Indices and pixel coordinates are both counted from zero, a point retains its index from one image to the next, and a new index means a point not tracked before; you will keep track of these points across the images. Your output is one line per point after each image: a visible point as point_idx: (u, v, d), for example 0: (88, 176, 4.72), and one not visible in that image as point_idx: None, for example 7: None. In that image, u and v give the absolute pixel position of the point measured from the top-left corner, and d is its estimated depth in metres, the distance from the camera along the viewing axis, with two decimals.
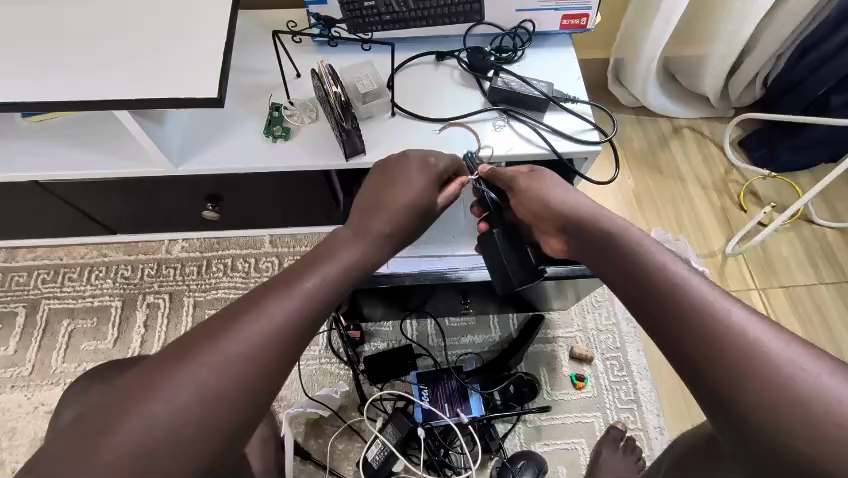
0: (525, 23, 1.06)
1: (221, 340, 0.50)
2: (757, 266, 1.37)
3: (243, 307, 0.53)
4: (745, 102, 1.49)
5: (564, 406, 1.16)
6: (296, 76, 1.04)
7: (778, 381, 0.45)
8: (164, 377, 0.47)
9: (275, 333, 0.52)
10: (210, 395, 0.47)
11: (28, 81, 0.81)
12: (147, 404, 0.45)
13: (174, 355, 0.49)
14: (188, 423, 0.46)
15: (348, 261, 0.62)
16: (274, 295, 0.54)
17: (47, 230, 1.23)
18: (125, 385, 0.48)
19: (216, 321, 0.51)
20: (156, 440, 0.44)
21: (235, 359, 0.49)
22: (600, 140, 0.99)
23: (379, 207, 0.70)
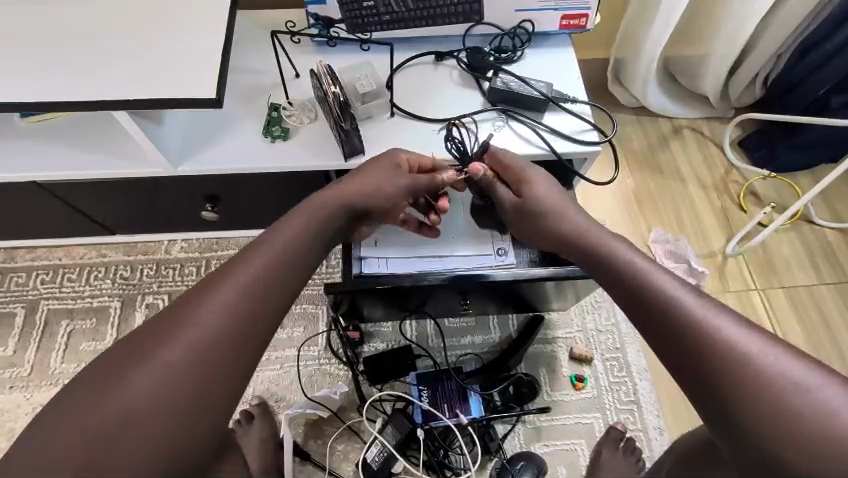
0: (524, 23, 1.06)
1: (187, 312, 0.56)
2: (758, 266, 1.37)
3: (199, 289, 0.59)
4: (745, 102, 1.49)
5: (564, 407, 1.16)
6: (295, 76, 1.04)
7: (770, 395, 0.48)
8: (138, 354, 0.53)
9: (233, 307, 0.58)
10: (180, 365, 0.53)
11: (26, 81, 0.81)
12: (125, 378, 0.52)
13: (147, 335, 0.55)
14: (163, 389, 0.52)
15: (304, 242, 0.68)
16: (228, 275, 0.60)
17: (45, 231, 1.23)
18: (104, 366, 0.54)
19: (178, 303, 0.58)
20: (134, 407, 0.50)
21: (198, 332, 0.55)
22: (600, 140, 0.99)
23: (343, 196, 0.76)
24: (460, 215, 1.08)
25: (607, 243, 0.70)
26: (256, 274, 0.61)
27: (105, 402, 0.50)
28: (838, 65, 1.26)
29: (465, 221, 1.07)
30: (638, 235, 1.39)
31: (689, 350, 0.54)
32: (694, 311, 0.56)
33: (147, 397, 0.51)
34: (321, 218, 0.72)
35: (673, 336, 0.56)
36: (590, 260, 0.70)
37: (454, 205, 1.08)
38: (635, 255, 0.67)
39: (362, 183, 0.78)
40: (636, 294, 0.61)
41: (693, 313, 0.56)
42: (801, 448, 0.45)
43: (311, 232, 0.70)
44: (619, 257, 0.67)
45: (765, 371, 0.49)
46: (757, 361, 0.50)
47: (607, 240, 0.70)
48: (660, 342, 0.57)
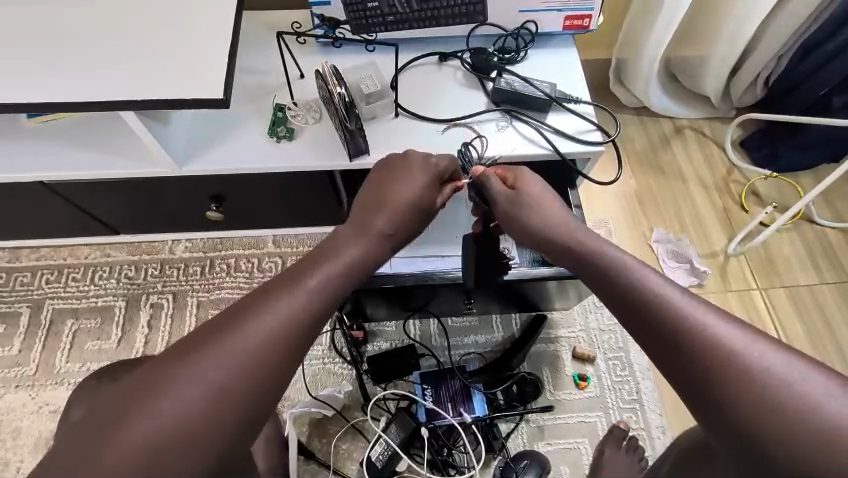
0: (528, 24, 1.06)
1: (230, 334, 0.51)
2: (759, 266, 1.37)
3: (243, 308, 0.54)
4: (746, 102, 1.49)
5: (567, 406, 1.16)
6: (299, 76, 1.04)
7: (759, 391, 0.47)
8: (175, 374, 0.48)
9: (278, 332, 0.53)
10: (220, 392, 0.48)
11: (34, 81, 0.82)
12: (160, 400, 0.46)
13: (186, 352, 0.50)
14: (201, 417, 0.47)
15: (351, 263, 0.64)
16: (279, 294, 0.55)
17: (50, 230, 1.23)
18: (136, 384, 0.48)
19: (222, 319, 0.53)
20: (166, 436, 0.45)
21: (244, 356, 0.50)
22: (603, 140, 0.99)
23: (386, 209, 0.71)
24: (464, 215, 1.08)
25: (595, 243, 0.70)
26: (308, 295, 0.57)
27: (134, 426, 0.45)
28: (839, 65, 1.27)
29: (469, 221, 1.07)
30: (641, 234, 1.39)
31: (678, 350, 0.54)
32: (680, 311, 0.56)
33: (184, 425, 0.46)
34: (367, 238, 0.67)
35: (663, 337, 0.56)
36: (578, 258, 0.70)
37: (457, 206, 1.09)
38: (623, 255, 0.67)
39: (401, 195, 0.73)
40: (625, 293, 0.61)
41: (682, 313, 0.56)
42: (791, 444, 0.45)
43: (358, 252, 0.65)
44: (604, 258, 0.67)
45: (753, 367, 0.49)
46: (744, 357, 0.50)
47: (596, 240, 0.71)
48: (651, 343, 0.57)
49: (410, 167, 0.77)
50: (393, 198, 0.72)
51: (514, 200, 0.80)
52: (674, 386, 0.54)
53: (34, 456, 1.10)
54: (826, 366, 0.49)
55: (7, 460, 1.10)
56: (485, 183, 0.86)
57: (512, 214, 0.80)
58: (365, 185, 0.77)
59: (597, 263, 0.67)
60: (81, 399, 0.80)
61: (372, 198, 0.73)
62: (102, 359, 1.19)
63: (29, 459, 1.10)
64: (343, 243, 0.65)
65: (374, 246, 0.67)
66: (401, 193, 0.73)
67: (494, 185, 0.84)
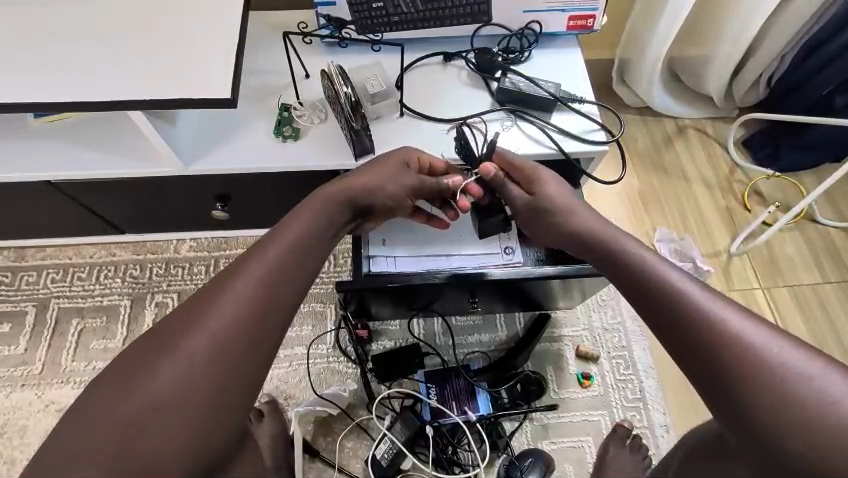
0: (532, 24, 1.07)
1: (198, 315, 0.56)
2: (762, 265, 1.37)
3: (208, 292, 0.59)
4: (749, 102, 1.49)
5: (571, 405, 1.17)
6: (305, 76, 1.04)
7: (779, 388, 0.49)
8: (158, 348, 0.54)
9: (244, 307, 0.58)
10: (199, 358, 0.54)
11: (43, 81, 0.82)
12: (147, 371, 0.53)
13: (164, 332, 0.56)
14: (186, 382, 0.53)
15: (315, 237, 0.70)
16: (243, 269, 0.61)
17: (56, 230, 1.24)
18: (121, 365, 0.54)
19: (191, 304, 0.58)
20: (154, 411, 0.51)
21: (215, 325, 0.56)
22: (607, 140, 1.00)
23: (349, 191, 0.77)
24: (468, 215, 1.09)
25: (615, 238, 0.71)
26: (271, 268, 0.62)
27: (129, 395, 0.51)
28: (843, 64, 1.27)
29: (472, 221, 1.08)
30: (644, 233, 1.40)
31: (695, 345, 0.55)
32: (702, 306, 0.57)
33: (171, 391, 0.52)
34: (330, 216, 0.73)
35: (681, 332, 0.57)
36: (600, 253, 0.71)
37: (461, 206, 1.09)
38: (641, 249, 0.68)
39: (366, 179, 0.79)
40: (648, 288, 0.63)
41: (703, 308, 0.56)
42: (807, 438, 0.46)
43: (322, 224, 0.72)
44: (624, 253, 0.69)
45: (769, 362, 0.50)
46: (760, 352, 0.51)
47: (616, 236, 0.72)
48: (671, 337, 0.58)
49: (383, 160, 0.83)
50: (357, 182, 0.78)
51: (532, 199, 0.81)
52: (691, 379, 0.55)
53: None
54: (836, 362, 0.50)
55: (13, 458, 1.11)
56: (500, 184, 0.85)
57: (534, 212, 0.81)
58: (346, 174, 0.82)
59: (620, 258, 0.68)
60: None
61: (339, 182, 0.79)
62: (108, 358, 1.20)
63: None
64: (311, 217, 0.71)
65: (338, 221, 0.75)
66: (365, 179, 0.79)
67: (513, 186, 0.85)
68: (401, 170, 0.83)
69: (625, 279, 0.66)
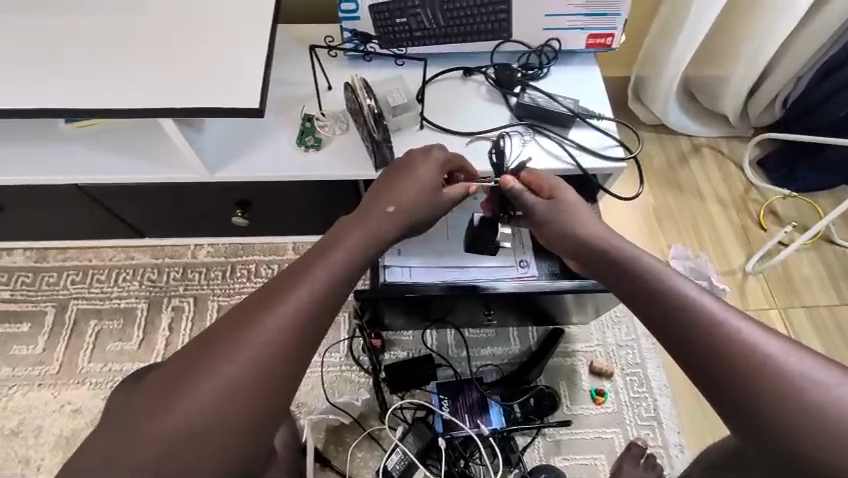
0: (551, 41, 1.09)
1: (239, 334, 0.54)
2: (778, 285, 1.36)
3: (249, 309, 0.57)
4: (764, 122, 1.50)
5: (584, 421, 1.16)
6: (328, 88, 1.07)
7: (798, 395, 0.49)
8: (192, 371, 0.52)
9: (285, 329, 0.56)
10: (235, 384, 0.51)
11: (79, 88, 0.85)
12: (180, 395, 0.50)
13: (199, 352, 0.53)
14: (219, 409, 0.50)
15: (358, 259, 0.66)
16: (283, 290, 0.58)
17: (79, 232, 1.26)
18: (156, 385, 0.52)
19: (233, 320, 0.56)
20: (187, 430, 0.49)
21: (253, 351, 0.53)
22: (624, 157, 1.01)
23: (385, 206, 0.74)
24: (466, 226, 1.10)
25: (627, 249, 0.71)
26: (314, 288, 0.59)
27: (162, 418, 0.49)
28: None
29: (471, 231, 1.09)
30: (657, 250, 1.40)
31: (708, 353, 0.55)
32: (717, 318, 0.57)
33: (204, 418, 0.50)
34: (372, 234, 0.69)
35: (693, 340, 0.57)
36: (608, 264, 0.71)
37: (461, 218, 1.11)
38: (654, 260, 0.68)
39: (410, 190, 0.77)
40: (659, 298, 0.62)
41: (717, 319, 0.57)
42: (824, 444, 0.46)
43: (364, 245, 0.68)
44: (633, 262, 0.69)
45: (786, 372, 0.50)
46: (774, 361, 0.51)
47: (627, 246, 0.71)
48: (684, 351, 0.57)
49: (415, 162, 0.81)
50: (399, 190, 0.76)
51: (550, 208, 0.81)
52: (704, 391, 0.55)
53: (56, 454, 1.12)
54: None
55: (27, 458, 1.11)
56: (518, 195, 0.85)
57: (546, 223, 0.81)
58: (381, 179, 0.80)
59: (639, 269, 0.67)
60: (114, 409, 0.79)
61: (377, 196, 0.75)
62: (123, 360, 1.21)
63: (49, 457, 1.12)
64: (352, 235, 0.68)
65: (380, 240, 0.70)
66: (405, 187, 0.77)
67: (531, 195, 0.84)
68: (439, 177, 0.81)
69: (632, 289, 0.66)
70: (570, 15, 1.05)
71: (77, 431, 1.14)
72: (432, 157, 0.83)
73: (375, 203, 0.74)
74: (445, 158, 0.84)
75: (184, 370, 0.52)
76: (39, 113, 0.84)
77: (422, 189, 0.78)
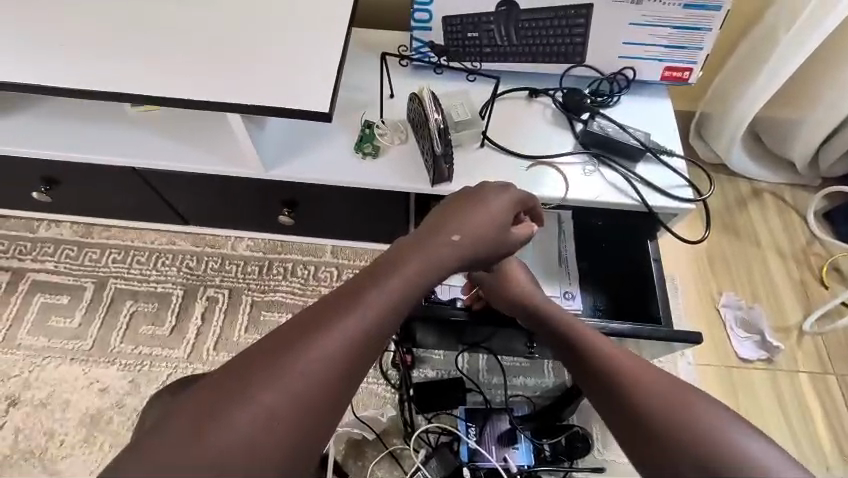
0: (626, 70, 1.05)
1: (290, 354, 0.51)
2: (836, 349, 1.28)
3: (302, 328, 0.53)
4: (834, 173, 1.41)
5: (615, 468, 1.10)
6: (390, 96, 1.05)
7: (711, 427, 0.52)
8: (237, 390, 0.48)
9: (338, 356, 0.52)
10: (278, 414, 0.48)
11: (150, 73, 0.86)
12: (220, 417, 0.47)
13: (247, 370, 0.50)
14: (259, 438, 0.47)
15: (412, 288, 0.62)
16: (335, 314, 0.55)
17: (126, 213, 1.27)
18: (194, 403, 0.48)
19: (283, 336, 0.53)
20: (228, 454, 0.45)
21: (300, 379, 0.50)
22: (694, 198, 0.96)
23: (450, 236, 0.70)
24: (555, 247, 1.10)
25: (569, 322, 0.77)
26: (372, 314, 0.56)
27: (199, 440, 0.45)
28: None
29: (558, 254, 1.09)
30: (707, 297, 1.32)
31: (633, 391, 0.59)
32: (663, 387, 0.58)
33: (245, 447, 0.46)
34: (429, 262, 0.65)
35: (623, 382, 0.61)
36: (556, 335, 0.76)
37: (549, 238, 1.11)
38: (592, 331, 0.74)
39: (473, 220, 0.73)
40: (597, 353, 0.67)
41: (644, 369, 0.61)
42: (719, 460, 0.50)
43: (421, 272, 0.64)
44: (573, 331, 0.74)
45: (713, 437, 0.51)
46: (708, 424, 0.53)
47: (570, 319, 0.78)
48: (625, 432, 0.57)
49: (485, 193, 0.78)
50: (467, 219, 0.73)
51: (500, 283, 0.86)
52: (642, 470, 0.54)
53: (80, 431, 1.12)
54: None
55: (51, 430, 1.12)
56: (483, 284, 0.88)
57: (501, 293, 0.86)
58: (444, 202, 0.77)
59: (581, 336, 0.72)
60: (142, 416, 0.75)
61: (442, 222, 0.72)
62: (154, 345, 1.21)
63: (72, 433, 1.12)
64: (409, 262, 0.64)
65: (437, 271, 0.66)
66: (473, 218, 0.74)
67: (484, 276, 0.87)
68: (507, 211, 0.78)
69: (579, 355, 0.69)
70: (650, 45, 1.01)
71: (102, 410, 1.14)
72: (506, 195, 0.79)
73: (438, 231, 0.70)
74: (518, 198, 0.80)
75: (230, 387, 0.49)
76: (112, 96, 0.85)
77: (492, 225, 0.75)
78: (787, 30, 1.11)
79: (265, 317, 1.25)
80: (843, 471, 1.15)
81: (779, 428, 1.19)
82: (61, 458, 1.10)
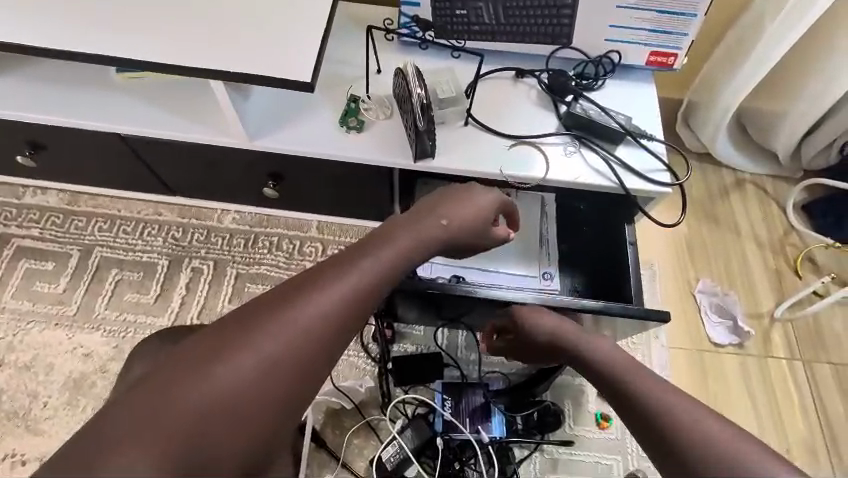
0: (611, 53, 1.05)
1: (281, 316, 0.53)
2: (805, 336, 1.31)
3: (294, 291, 0.55)
4: (816, 166, 1.43)
5: (584, 443, 1.15)
6: (377, 71, 1.05)
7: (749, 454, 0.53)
8: (227, 345, 0.50)
9: (328, 320, 0.54)
10: (267, 371, 0.50)
11: (134, 38, 0.85)
12: (210, 369, 0.48)
13: (238, 327, 0.51)
14: (247, 392, 0.49)
15: (401, 262, 0.63)
16: (327, 281, 0.56)
17: (112, 181, 1.28)
18: (186, 355, 0.50)
19: (275, 299, 0.54)
20: (218, 405, 0.47)
21: (290, 339, 0.52)
22: (671, 183, 0.98)
23: (439, 218, 0.71)
24: (536, 228, 1.13)
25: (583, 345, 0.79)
26: (361, 284, 0.58)
27: (190, 389, 0.47)
28: None
29: (538, 234, 1.12)
30: (684, 283, 1.35)
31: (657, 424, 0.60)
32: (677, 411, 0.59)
33: (234, 399, 0.48)
34: (420, 238, 0.67)
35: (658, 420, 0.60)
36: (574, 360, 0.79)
37: (531, 219, 1.14)
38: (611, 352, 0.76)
39: (464, 207, 0.75)
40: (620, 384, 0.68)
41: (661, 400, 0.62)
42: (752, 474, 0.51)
43: (412, 247, 0.66)
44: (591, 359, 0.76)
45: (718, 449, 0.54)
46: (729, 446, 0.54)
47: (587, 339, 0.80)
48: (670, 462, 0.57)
49: (473, 186, 0.79)
50: (456, 205, 0.74)
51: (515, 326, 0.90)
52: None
53: (64, 393, 1.14)
54: None
55: (35, 392, 1.14)
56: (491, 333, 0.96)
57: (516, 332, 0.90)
58: (436, 192, 0.78)
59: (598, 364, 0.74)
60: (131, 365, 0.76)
61: (433, 205, 0.73)
62: (138, 313, 1.23)
63: (56, 395, 1.14)
64: (401, 236, 0.65)
65: (426, 248, 0.68)
66: (462, 203, 0.75)
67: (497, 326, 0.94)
68: (493, 205, 0.79)
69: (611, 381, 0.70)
70: (636, 29, 1.01)
71: (86, 374, 1.16)
72: (492, 193, 0.81)
73: (428, 212, 0.72)
74: (505, 201, 0.83)
75: (222, 342, 0.50)
76: (95, 59, 0.85)
77: (478, 216, 0.76)
78: (772, 18, 1.11)
79: (250, 289, 1.26)
80: (803, 451, 1.20)
81: (746, 411, 1.23)
82: (45, 419, 1.12)
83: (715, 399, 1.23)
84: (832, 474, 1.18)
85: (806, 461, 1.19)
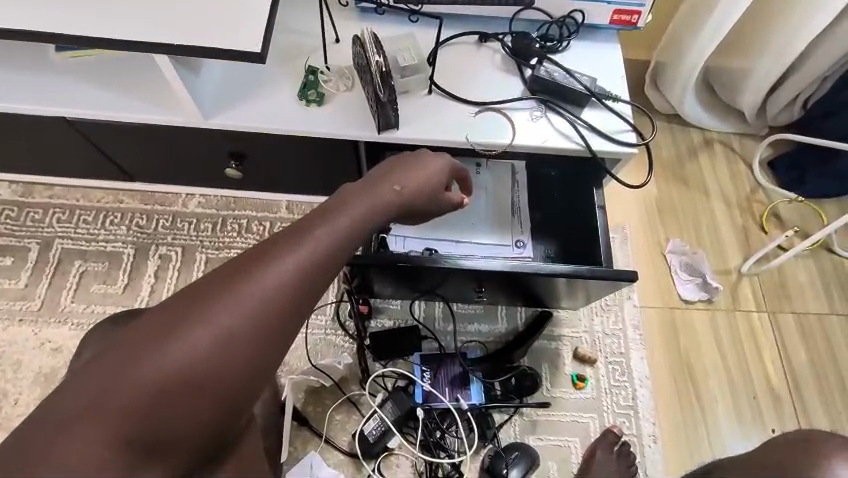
0: (574, 13, 1.03)
1: (229, 291, 0.51)
2: (770, 288, 1.36)
3: (243, 266, 0.53)
4: (780, 122, 1.45)
5: (562, 404, 1.18)
6: (335, 40, 1.01)
7: None
8: (174, 324, 0.49)
9: (278, 293, 0.52)
10: (218, 347, 0.49)
11: (67, 12, 0.80)
12: (157, 349, 0.47)
13: (186, 304, 0.50)
14: (198, 367, 0.48)
15: (360, 229, 0.61)
16: (281, 251, 0.54)
17: (65, 169, 1.22)
18: (134, 334, 0.49)
19: (224, 274, 0.52)
20: (168, 381, 0.47)
21: (239, 314, 0.50)
22: (637, 143, 0.98)
23: (394, 185, 0.69)
24: (507, 195, 1.13)
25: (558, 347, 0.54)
26: (314, 255, 0.55)
27: (142, 366, 0.47)
28: None
29: (509, 202, 1.12)
30: (655, 244, 1.38)
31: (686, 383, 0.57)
32: None
33: (183, 375, 0.47)
34: (375, 205, 0.65)
35: None
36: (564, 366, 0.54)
37: (502, 187, 1.14)
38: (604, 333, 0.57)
39: (419, 174, 0.73)
40: None
41: None
42: None
43: (368, 214, 0.63)
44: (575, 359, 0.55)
45: None
46: None
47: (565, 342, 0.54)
48: None
49: (427, 155, 0.77)
50: (410, 172, 0.72)
51: None
52: None
53: (34, 389, 1.12)
54: None
55: (3, 390, 1.11)
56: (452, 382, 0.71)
57: None
58: (390, 160, 0.75)
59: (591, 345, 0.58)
60: (91, 341, 0.74)
61: (389, 172, 0.71)
62: (107, 304, 1.19)
63: (27, 392, 1.11)
64: (355, 204, 0.63)
65: (383, 215, 0.66)
66: (416, 170, 0.73)
67: None
68: (446, 172, 0.78)
69: None
70: None
71: (56, 369, 1.14)
72: (445, 158, 0.79)
73: (383, 179, 0.69)
74: (458, 168, 0.82)
75: (170, 319, 0.49)
76: (26, 37, 0.79)
77: (433, 182, 0.74)
78: None
79: None
80: (769, 397, 1.26)
81: (715, 363, 1.27)
82: (17, 416, 1.10)
83: (686, 353, 1.27)
84: (794, 417, 1.25)
85: (771, 407, 1.25)
